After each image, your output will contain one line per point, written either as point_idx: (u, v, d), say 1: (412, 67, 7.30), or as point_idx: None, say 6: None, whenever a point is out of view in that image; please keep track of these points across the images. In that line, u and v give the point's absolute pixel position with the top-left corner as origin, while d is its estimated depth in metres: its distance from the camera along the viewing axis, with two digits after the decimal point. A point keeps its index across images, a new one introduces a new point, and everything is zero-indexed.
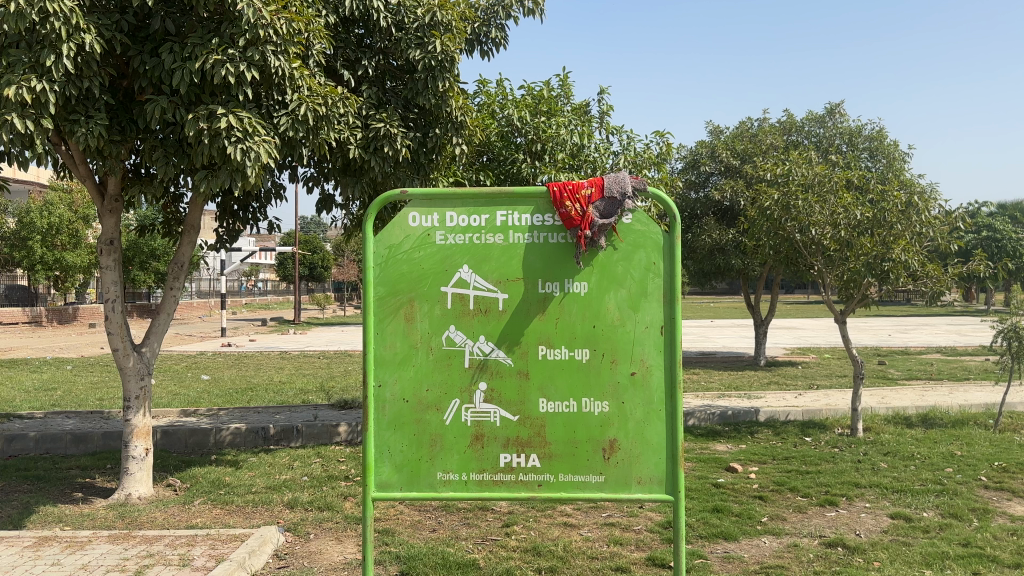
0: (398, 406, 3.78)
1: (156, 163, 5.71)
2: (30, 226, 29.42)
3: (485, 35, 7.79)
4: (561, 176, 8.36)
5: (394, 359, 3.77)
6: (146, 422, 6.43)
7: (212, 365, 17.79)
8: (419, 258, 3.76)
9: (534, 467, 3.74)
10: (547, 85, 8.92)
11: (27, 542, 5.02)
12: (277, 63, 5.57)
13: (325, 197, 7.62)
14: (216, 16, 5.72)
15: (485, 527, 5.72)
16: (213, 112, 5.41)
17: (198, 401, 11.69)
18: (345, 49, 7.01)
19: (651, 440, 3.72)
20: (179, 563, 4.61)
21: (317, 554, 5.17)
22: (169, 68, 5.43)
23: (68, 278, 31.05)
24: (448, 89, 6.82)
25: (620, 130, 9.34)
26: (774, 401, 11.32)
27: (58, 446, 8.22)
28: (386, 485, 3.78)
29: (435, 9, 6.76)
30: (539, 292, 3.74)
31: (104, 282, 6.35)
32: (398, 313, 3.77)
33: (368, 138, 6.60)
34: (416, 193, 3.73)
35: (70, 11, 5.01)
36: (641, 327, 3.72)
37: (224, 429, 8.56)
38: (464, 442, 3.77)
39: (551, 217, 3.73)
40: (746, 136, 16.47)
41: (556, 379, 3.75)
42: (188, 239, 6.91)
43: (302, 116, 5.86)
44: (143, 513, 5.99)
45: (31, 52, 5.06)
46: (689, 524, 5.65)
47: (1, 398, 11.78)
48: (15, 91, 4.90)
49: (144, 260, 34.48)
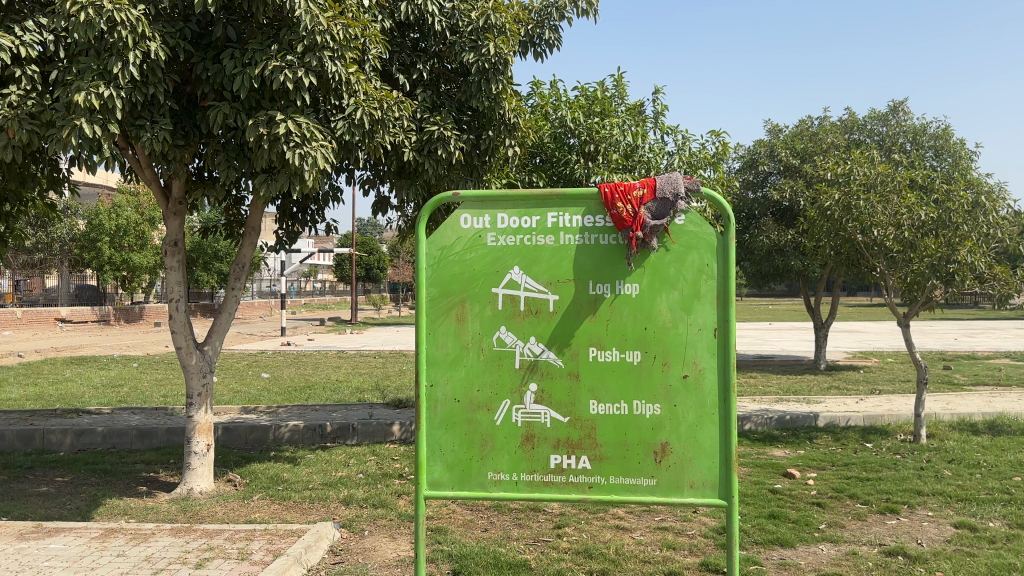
0: (449, 406, 3.83)
1: (218, 167, 5.90)
2: (99, 228, 30.57)
3: (539, 37, 7.81)
4: (615, 177, 8.34)
5: (445, 359, 3.83)
6: (208, 419, 6.58)
7: (272, 363, 18.26)
8: (471, 260, 3.80)
9: (585, 470, 3.74)
10: (602, 85, 8.89)
11: (95, 533, 5.21)
12: (334, 68, 5.66)
13: (381, 199, 7.73)
14: (276, 22, 5.82)
15: (537, 528, 5.73)
16: (273, 117, 5.54)
17: (259, 398, 12.02)
18: (400, 53, 7.07)
19: (704, 443, 3.67)
20: (238, 556, 4.73)
21: (371, 550, 5.24)
22: (230, 74, 5.59)
23: (135, 278, 32.14)
24: (502, 91, 6.85)
25: (674, 130, 9.25)
26: (835, 406, 11.05)
27: (124, 441, 8.52)
28: (437, 483, 3.84)
29: (488, 12, 6.84)
30: (589, 293, 3.73)
31: (169, 282, 6.56)
32: (450, 313, 3.82)
33: (422, 141, 6.68)
34: (467, 194, 3.76)
35: (136, 19, 5.18)
36: (694, 329, 3.67)
37: (283, 426, 8.76)
38: (515, 442, 3.79)
39: (602, 219, 3.72)
40: (806, 135, 16.14)
41: (607, 381, 3.74)
42: (250, 241, 7.09)
43: (358, 120, 5.92)
44: (204, 508, 6.17)
45: (99, 60, 5.22)
46: (744, 530, 5.56)
47: (72, 395, 12.30)
48: (84, 97, 5.06)
49: (208, 261, 35.49)
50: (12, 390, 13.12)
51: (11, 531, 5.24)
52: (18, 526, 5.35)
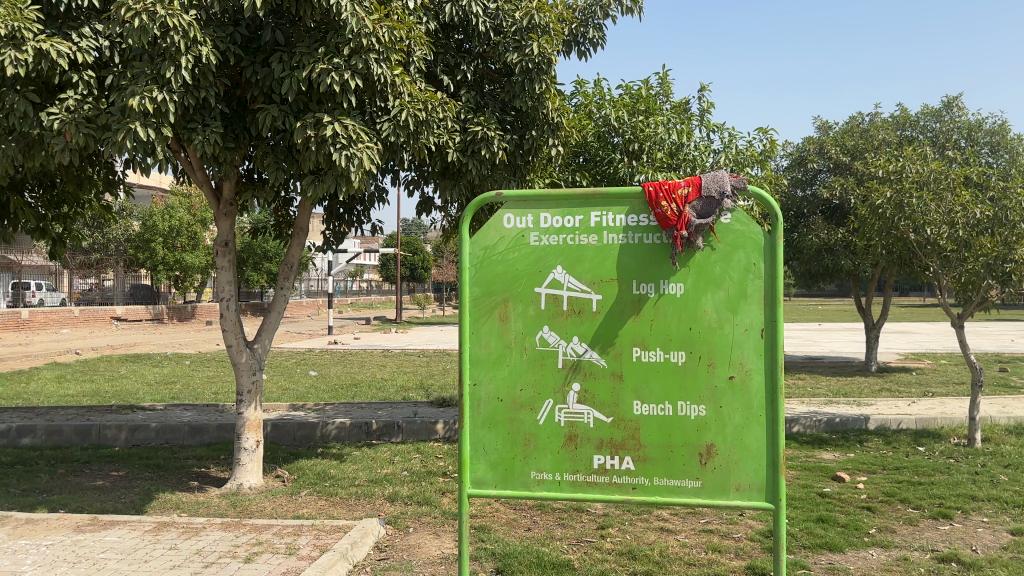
0: (493, 405, 3.86)
1: (268, 169, 6.01)
2: (152, 229, 31.40)
3: (583, 36, 7.80)
4: (660, 175, 8.27)
5: (489, 358, 3.85)
6: (257, 416, 6.71)
7: (318, 361, 18.54)
8: (514, 259, 3.82)
9: (628, 470, 3.73)
10: (646, 83, 8.83)
11: (148, 527, 5.35)
12: (379, 70, 5.73)
13: (425, 200, 7.79)
14: (323, 26, 5.91)
15: (581, 528, 5.72)
16: (320, 120, 5.63)
17: (306, 396, 12.22)
18: (445, 55, 7.12)
19: (750, 446, 3.62)
20: (286, 551, 4.82)
21: (415, 547, 5.29)
22: (279, 77, 5.70)
23: (187, 278, 32.91)
24: (545, 91, 6.84)
25: (720, 127, 9.14)
26: (886, 408, 10.81)
27: (176, 437, 8.73)
28: (481, 482, 3.87)
29: (532, 12, 6.82)
30: (632, 293, 3.71)
31: (220, 282, 6.71)
32: (493, 313, 3.84)
33: (466, 141, 6.72)
34: (510, 194, 3.78)
35: (188, 24, 5.30)
36: (740, 330, 3.63)
37: (330, 423, 8.89)
38: (558, 442, 3.79)
39: (646, 218, 3.70)
40: (857, 131, 15.83)
41: (651, 382, 3.72)
42: (298, 241, 7.21)
43: (403, 121, 5.98)
44: (254, 503, 6.30)
45: (153, 65, 5.35)
46: (791, 534, 5.47)
47: (127, 391, 12.65)
48: (139, 101, 5.19)
49: (257, 261, 36.18)
50: (70, 386, 13.52)
51: (68, 523, 5.41)
52: (75, 519, 5.52)
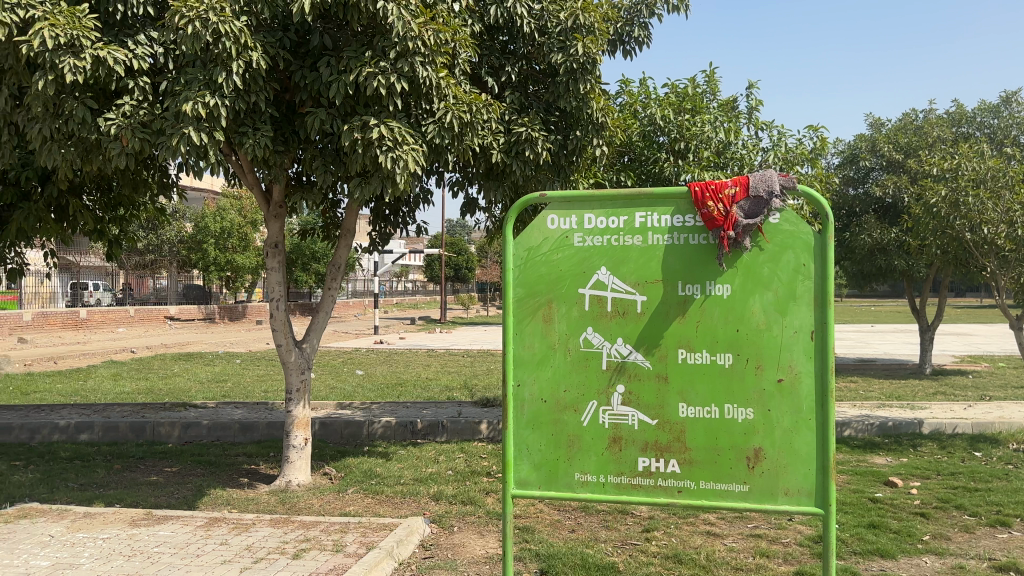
0: (537, 406, 3.86)
1: (316, 172, 6.11)
2: (205, 231, 32.14)
3: (628, 34, 7.73)
4: (706, 175, 8.18)
5: (532, 359, 3.86)
6: (305, 414, 6.81)
7: (365, 360, 18.76)
8: (558, 260, 3.81)
9: (674, 473, 3.70)
10: (692, 81, 8.73)
11: (200, 522, 5.48)
12: (425, 73, 5.78)
13: (469, 201, 7.83)
14: (370, 30, 5.97)
15: (625, 530, 5.69)
16: (367, 123, 5.70)
17: (353, 395, 12.37)
18: (489, 56, 7.19)
19: (800, 450, 3.56)
20: (333, 548, 4.89)
21: (460, 546, 5.32)
22: (327, 81, 5.78)
23: (238, 278, 33.60)
24: (589, 91, 6.82)
25: (768, 125, 9.01)
26: (941, 412, 10.52)
27: (226, 434, 8.93)
28: (525, 482, 3.88)
29: (577, 12, 6.80)
30: (678, 294, 3.68)
31: (270, 282, 6.83)
32: (537, 314, 3.85)
33: (511, 143, 6.74)
34: (554, 195, 3.78)
35: (239, 30, 5.41)
36: (789, 332, 3.57)
37: (376, 422, 8.99)
38: (602, 444, 3.78)
39: (692, 219, 3.67)
40: (910, 129, 15.50)
41: (697, 384, 3.68)
42: (345, 242, 7.30)
43: (448, 123, 6.01)
44: (302, 500, 6.40)
45: (205, 70, 5.47)
46: (842, 539, 5.37)
47: (180, 389, 12.96)
48: (192, 106, 5.31)
49: (306, 262, 36.76)
50: (125, 383, 13.91)
51: (124, 518, 5.57)
52: (131, 513, 5.68)
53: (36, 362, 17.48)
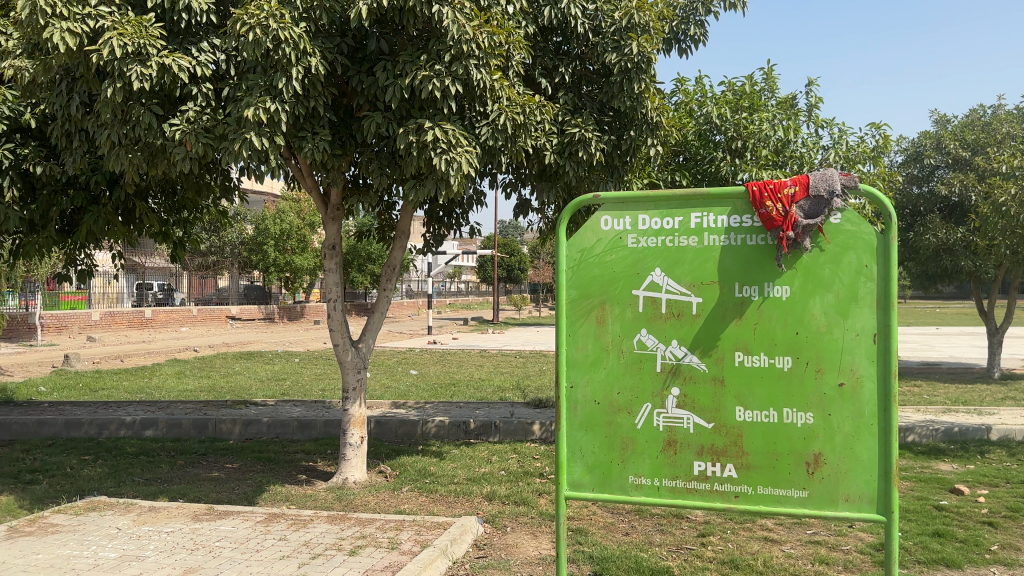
0: (590, 407, 3.85)
1: (372, 175, 6.20)
2: (265, 233, 32.89)
3: (684, 33, 7.68)
4: (764, 174, 8.04)
5: (586, 360, 3.85)
6: (362, 413, 6.92)
7: (419, 360, 18.94)
8: (611, 261, 3.80)
9: (730, 478, 3.65)
10: (750, 79, 8.59)
11: (260, 517, 5.61)
12: (479, 76, 5.81)
13: (522, 202, 7.84)
14: (425, 33, 6.03)
15: (680, 535, 5.63)
16: (422, 125, 5.76)
17: (407, 394, 12.50)
18: (543, 57, 7.17)
19: (861, 455, 3.48)
20: (388, 545, 4.95)
21: (513, 547, 5.33)
22: (383, 85, 5.86)
23: (296, 279, 34.29)
24: (644, 90, 6.76)
25: (829, 123, 8.81)
26: (1011, 419, 10.14)
27: (285, 431, 9.11)
28: (578, 484, 3.88)
29: (632, 11, 6.72)
30: (735, 295, 3.63)
31: (327, 283, 6.95)
32: (590, 315, 3.84)
33: (564, 143, 6.73)
34: (608, 195, 3.76)
35: (298, 36, 5.51)
36: (851, 335, 3.48)
37: (429, 421, 9.08)
38: (657, 446, 3.75)
39: (750, 219, 3.61)
40: (978, 125, 15.02)
41: (754, 388, 3.62)
42: (400, 244, 7.39)
43: (502, 125, 6.02)
44: (358, 497, 6.50)
45: (266, 76, 5.58)
46: (905, 548, 5.22)
47: (241, 387, 13.29)
48: (254, 112, 5.44)
49: (362, 262, 37.30)
50: (189, 381, 14.32)
51: (187, 512, 5.74)
52: (193, 507, 5.85)
53: (105, 360, 18.09)
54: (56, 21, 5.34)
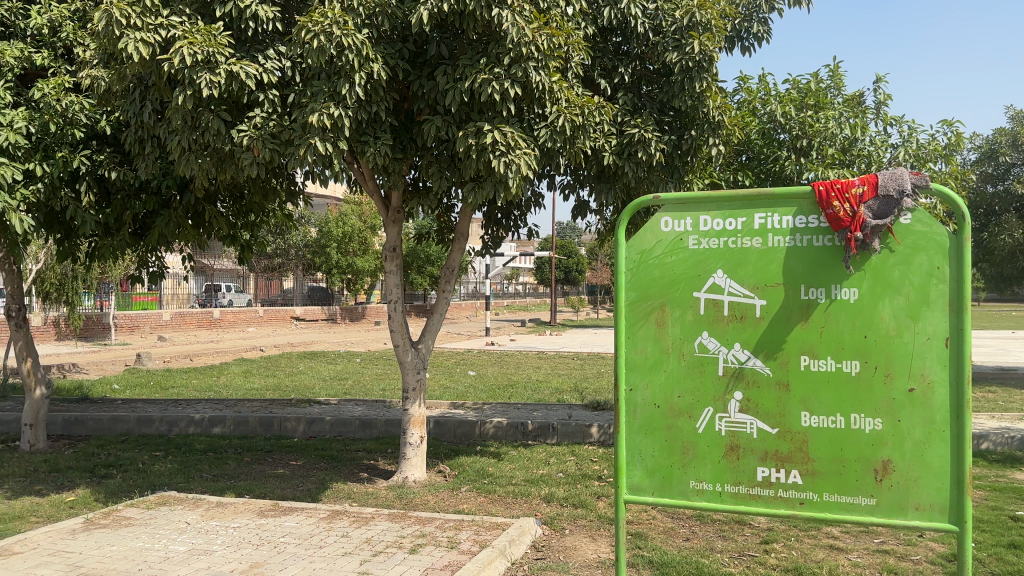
0: (649, 410, 3.81)
1: (432, 178, 6.26)
2: (328, 235, 33.53)
3: (747, 31, 7.54)
4: (830, 173, 7.84)
5: (645, 363, 3.81)
6: (422, 413, 6.96)
7: (478, 361, 19.05)
8: (672, 263, 3.76)
9: (795, 484, 3.57)
10: (815, 76, 8.40)
11: (323, 514, 5.71)
12: (538, 78, 5.81)
13: (581, 204, 7.82)
14: (485, 37, 6.06)
15: (742, 541, 5.53)
16: (481, 128, 5.80)
17: (466, 395, 12.58)
18: (602, 58, 7.16)
19: (932, 463, 3.36)
20: (447, 544, 4.99)
21: (571, 549, 5.31)
22: (443, 89, 5.92)
23: (357, 281, 34.86)
24: (706, 89, 6.64)
25: (899, 120, 8.55)
26: None
27: (347, 430, 9.24)
28: (638, 488, 3.84)
29: (693, 10, 6.64)
30: (800, 298, 3.55)
31: (388, 285, 7.04)
32: (650, 318, 3.80)
33: (623, 144, 6.69)
34: (668, 196, 3.72)
35: (361, 43, 5.59)
36: (922, 338, 3.37)
37: (488, 422, 9.12)
38: (719, 451, 3.70)
39: (815, 219, 3.53)
40: None
41: (821, 392, 3.54)
42: (459, 246, 7.45)
43: (560, 127, 6.02)
44: (418, 496, 6.57)
45: (330, 82, 5.69)
46: (979, 559, 5.03)
47: (304, 386, 13.55)
48: (318, 118, 5.55)
49: (422, 264, 37.70)
50: (255, 380, 14.68)
51: (253, 508, 5.87)
52: (259, 504, 5.99)
53: (175, 359, 18.65)
54: (130, 32, 5.54)
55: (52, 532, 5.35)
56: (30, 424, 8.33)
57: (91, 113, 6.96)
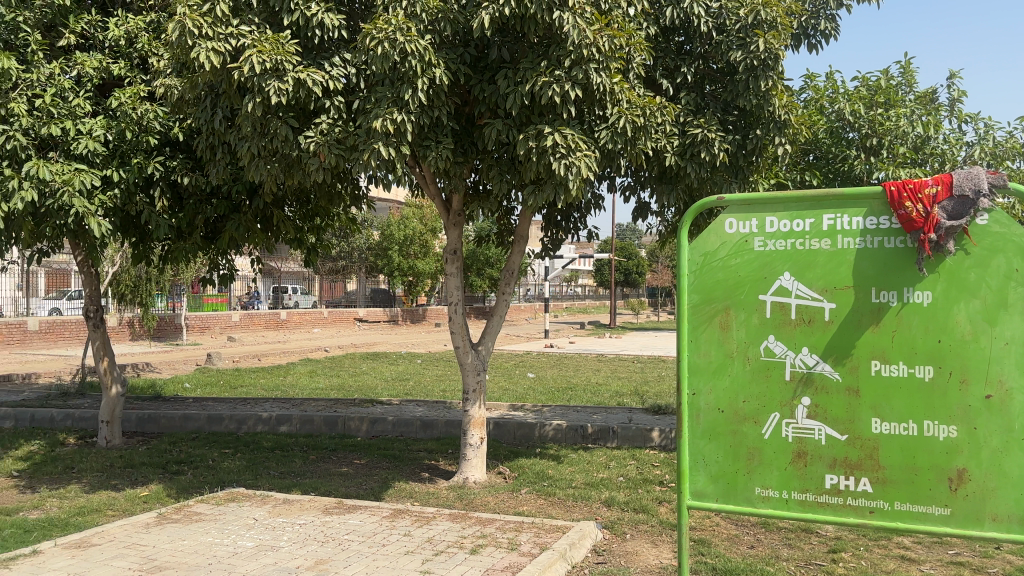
0: (713, 415, 3.75)
1: (493, 181, 6.28)
2: (390, 238, 34.00)
3: (814, 28, 7.37)
4: (902, 173, 7.61)
5: (709, 367, 3.75)
6: (482, 414, 7.00)
7: (537, 363, 19.05)
8: (737, 265, 3.69)
9: (865, 493, 3.47)
10: (886, 73, 8.16)
11: (386, 513, 5.79)
12: (600, 80, 5.79)
13: (642, 205, 7.75)
14: (546, 39, 6.06)
15: (809, 550, 5.40)
16: (541, 131, 5.80)
17: (526, 397, 12.59)
18: (664, 58, 7.09)
19: (1010, 473, 3.23)
20: (508, 546, 5.00)
21: (633, 554, 5.26)
22: (504, 93, 5.94)
23: (418, 283, 35.24)
24: (771, 88, 6.55)
25: (975, 117, 8.25)
26: None
27: (409, 430, 9.35)
28: (702, 494, 3.78)
29: (758, 8, 6.56)
30: (871, 301, 3.45)
31: (449, 287, 7.09)
32: (713, 321, 3.74)
33: (686, 145, 6.61)
34: (733, 198, 3.66)
35: (424, 48, 5.65)
36: (999, 344, 3.25)
37: (547, 424, 9.11)
38: (785, 458, 3.62)
39: (887, 220, 3.43)
40: None
41: (892, 398, 3.44)
42: (518, 248, 7.47)
43: (621, 128, 5.98)
44: (478, 497, 6.60)
45: (393, 88, 5.76)
46: None
47: (367, 387, 13.75)
48: (381, 123, 5.64)
49: (481, 266, 37.91)
50: (319, 380, 14.96)
51: (318, 505, 5.99)
52: (324, 501, 6.10)
53: (243, 359, 19.17)
54: (202, 42, 5.71)
55: (127, 525, 5.54)
56: (107, 421, 8.65)
57: (165, 120, 7.18)
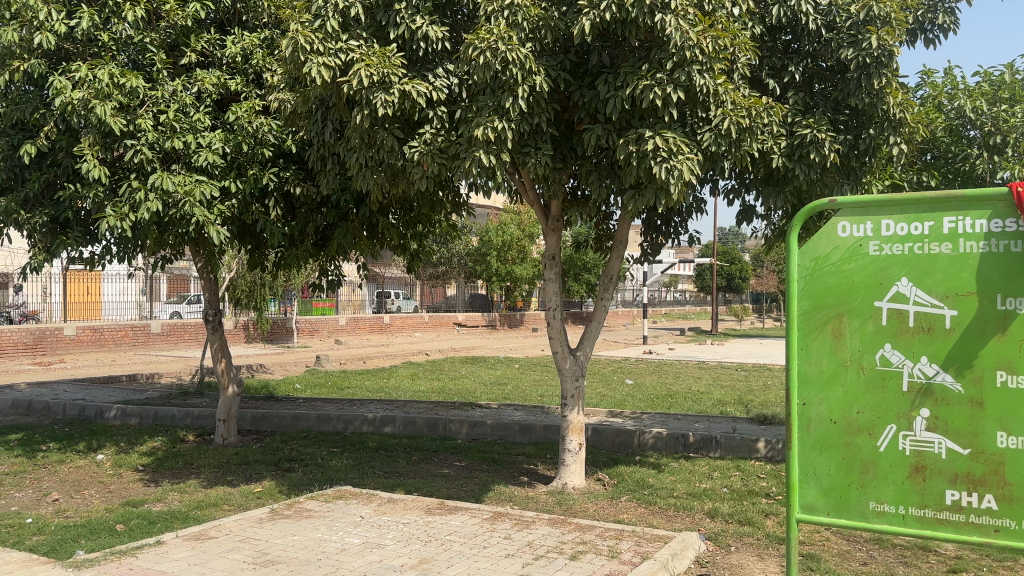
0: (825, 426, 3.64)
1: (592, 186, 6.28)
2: (488, 244, 34.42)
3: (930, 22, 7.02)
4: None
5: (820, 376, 3.64)
6: (580, 420, 6.97)
7: (636, 370, 18.85)
8: (850, 271, 3.56)
9: (989, 510, 3.29)
10: (1011, 67, 7.74)
11: (486, 515, 5.85)
12: (702, 81, 5.70)
13: (746, 208, 7.57)
14: (647, 43, 6.02)
15: (927, 569, 5.14)
16: (642, 135, 5.76)
17: (625, 403, 12.48)
18: (771, 57, 6.93)
19: None
20: (609, 554, 4.98)
21: (737, 567, 5.14)
22: (604, 98, 5.94)
23: (516, 289, 35.50)
24: (885, 85, 6.28)
25: None
26: None
27: (508, 434, 9.43)
28: (812, 507, 3.67)
29: (871, 3, 6.26)
30: (997, 308, 3.27)
31: (547, 292, 7.13)
32: (825, 329, 3.62)
33: (794, 146, 6.41)
34: (846, 201, 3.54)
35: (524, 56, 5.70)
36: None
37: (647, 432, 9.01)
38: (902, 472, 3.47)
39: (1014, 223, 3.24)
40: None
41: (1020, 412, 3.25)
42: (617, 254, 7.43)
43: (725, 130, 5.84)
44: (578, 503, 6.58)
45: (494, 96, 5.83)
46: None
47: (467, 390, 13.94)
48: (483, 131, 5.72)
49: (579, 271, 37.89)
50: (421, 383, 15.27)
51: (421, 505, 6.11)
52: (427, 502, 6.22)
53: (349, 362, 19.76)
54: (313, 56, 5.94)
55: (243, 519, 5.81)
56: (223, 419, 9.05)
57: (278, 133, 7.51)
